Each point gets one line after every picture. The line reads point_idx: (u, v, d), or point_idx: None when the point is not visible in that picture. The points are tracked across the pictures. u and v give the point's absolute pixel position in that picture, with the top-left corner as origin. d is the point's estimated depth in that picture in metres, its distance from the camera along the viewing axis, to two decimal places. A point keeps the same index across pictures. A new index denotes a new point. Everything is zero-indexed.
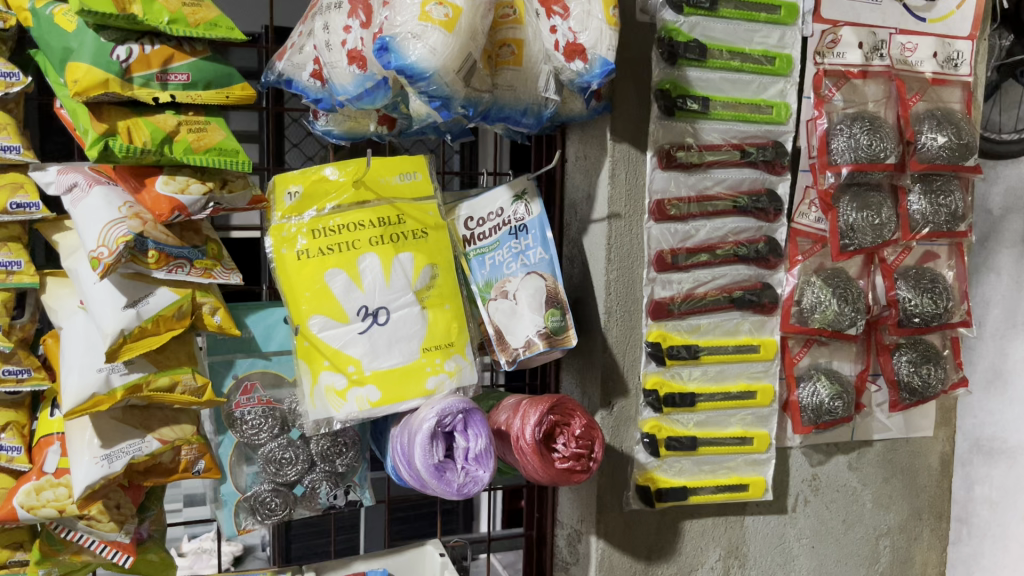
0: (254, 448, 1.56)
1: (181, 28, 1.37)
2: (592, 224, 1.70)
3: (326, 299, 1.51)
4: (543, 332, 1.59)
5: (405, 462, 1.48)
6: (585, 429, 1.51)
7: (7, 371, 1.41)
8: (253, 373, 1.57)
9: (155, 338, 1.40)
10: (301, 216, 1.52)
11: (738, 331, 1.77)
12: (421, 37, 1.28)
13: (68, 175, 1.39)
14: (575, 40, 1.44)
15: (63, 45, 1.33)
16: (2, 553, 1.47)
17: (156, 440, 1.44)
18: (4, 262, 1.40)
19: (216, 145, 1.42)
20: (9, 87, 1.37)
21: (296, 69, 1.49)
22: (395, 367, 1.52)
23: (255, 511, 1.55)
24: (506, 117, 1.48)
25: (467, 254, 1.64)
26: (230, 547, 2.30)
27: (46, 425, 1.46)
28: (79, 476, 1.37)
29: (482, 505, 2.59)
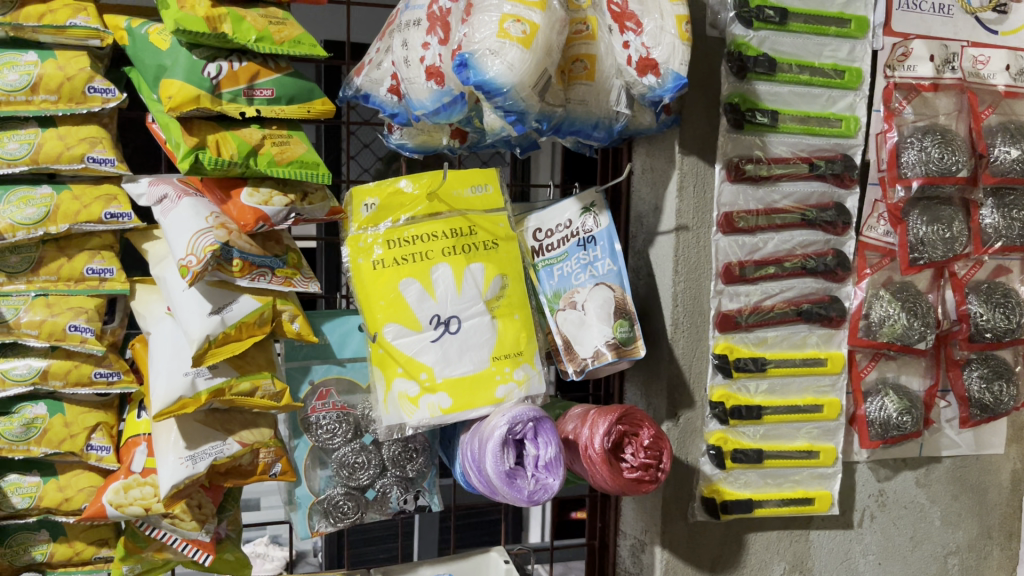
0: (328, 452, 1.60)
1: (268, 46, 1.42)
2: (659, 236, 1.72)
3: (400, 308, 1.55)
4: (612, 342, 1.61)
5: (476, 468, 1.51)
6: (653, 440, 1.52)
7: (99, 374, 1.47)
8: (329, 379, 1.62)
9: (238, 344, 1.45)
10: (377, 228, 1.56)
11: (806, 343, 1.77)
12: (500, 52, 1.32)
13: (159, 186, 1.45)
14: (647, 56, 1.45)
15: (157, 63, 1.39)
16: (88, 550, 1.53)
17: (237, 443, 1.49)
18: (97, 270, 1.47)
19: (298, 158, 1.47)
20: (106, 102, 1.43)
21: (374, 84, 1.54)
22: (466, 375, 1.55)
23: (328, 514, 1.58)
24: (577, 131, 1.52)
25: (536, 266, 1.67)
26: (282, 551, 2.35)
27: (133, 426, 1.52)
28: (165, 476, 1.42)
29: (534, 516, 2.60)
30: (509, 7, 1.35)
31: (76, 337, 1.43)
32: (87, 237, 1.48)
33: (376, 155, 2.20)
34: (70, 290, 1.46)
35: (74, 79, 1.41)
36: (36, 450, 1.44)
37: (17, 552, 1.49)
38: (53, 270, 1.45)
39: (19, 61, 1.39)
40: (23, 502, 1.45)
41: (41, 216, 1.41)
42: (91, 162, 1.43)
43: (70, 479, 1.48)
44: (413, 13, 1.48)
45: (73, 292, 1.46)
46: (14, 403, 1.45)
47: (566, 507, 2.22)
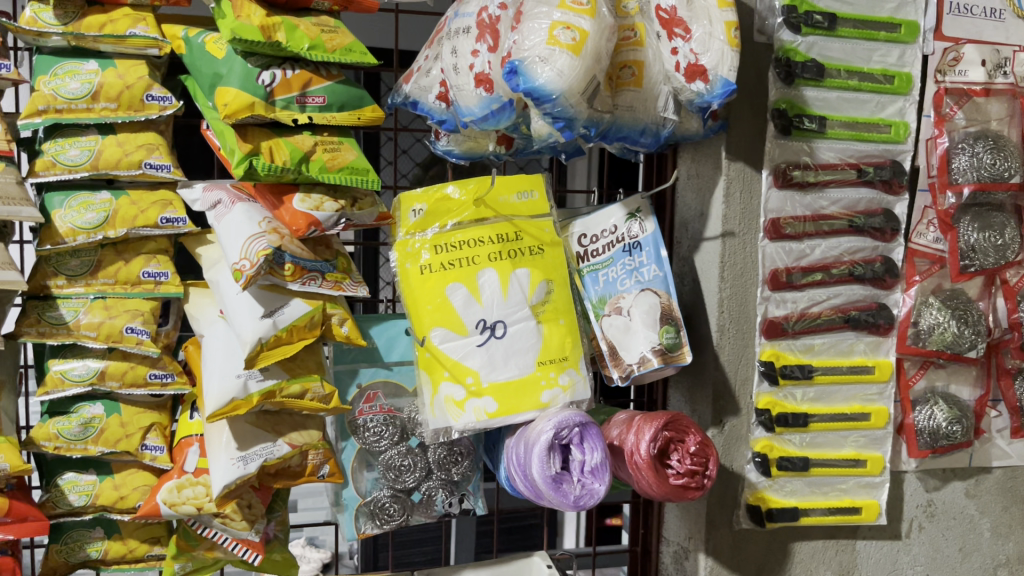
0: (375, 454, 1.62)
1: (320, 54, 1.45)
2: (705, 242, 1.71)
3: (447, 312, 1.56)
4: (658, 348, 1.60)
5: (521, 472, 1.52)
6: (699, 447, 1.52)
7: (154, 375, 1.51)
8: (375, 382, 1.65)
9: (289, 346, 1.48)
10: (424, 233, 1.58)
11: (853, 351, 1.75)
12: (549, 60, 1.33)
13: (213, 192, 1.48)
14: (696, 62, 1.45)
15: (213, 71, 1.43)
16: (141, 548, 1.56)
17: (286, 444, 1.51)
18: (153, 273, 1.50)
19: (348, 165, 1.49)
20: (162, 110, 1.47)
21: (422, 91, 1.56)
22: (511, 380, 1.56)
23: (375, 516, 1.60)
24: (624, 137, 1.51)
25: (581, 271, 1.68)
26: (319, 553, 2.28)
27: (186, 426, 1.55)
28: (217, 476, 1.45)
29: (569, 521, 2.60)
30: (559, 14, 1.36)
31: (132, 339, 1.47)
32: (143, 241, 1.51)
33: (417, 160, 2.21)
34: (127, 293, 1.49)
35: (133, 87, 1.44)
36: (93, 449, 1.48)
37: (73, 549, 1.52)
38: (111, 273, 1.48)
39: (80, 70, 1.43)
40: (80, 500, 1.49)
41: (100, 221, 1.45)
42: (148, 168, 1.46)
43: (125, 478, 1.51)
44: (462, 21, 1.49)
45: (130, 295, 1.49)
46: (73, 403, 1.49)
47: (602, 514, 2.20)
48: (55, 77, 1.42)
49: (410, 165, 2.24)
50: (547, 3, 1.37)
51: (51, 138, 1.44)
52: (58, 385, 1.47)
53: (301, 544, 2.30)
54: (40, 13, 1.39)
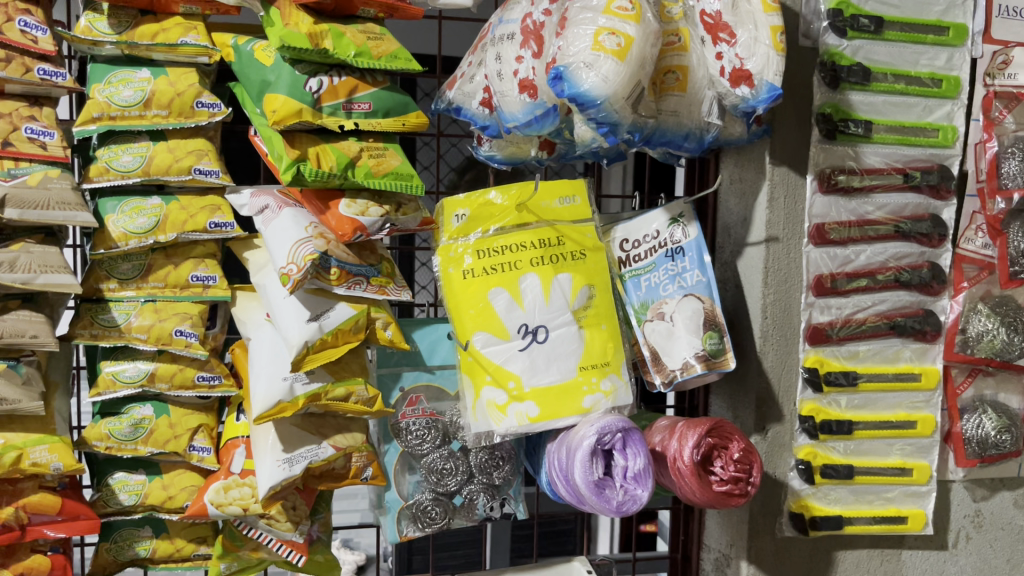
0: (417, 457, 1.63)
1: (366, 61, 1.46)
2: (748, 247, 1.71)
3: (489, 317, 1.57)
4: (701, 355, 1.60)
5: (563, 477, 1.52)
6: (744, 453, 1.51)
7: (202, 377, 1.53)
8: (418, 386, 1.66)
9: (334, 350, 1.50)
10: (467, 238, 1.59)
11: (899, 358, 1.73)
12: (594, 65, 1.33)
13: (260, 198, 1.52)
14: (741, 67, 1.45)
15: (261, 78, 1.45)
16: (188, 548, 1.58)
17: (331, 446, 1.53)
18: (202, 277, 1.52)
19: (393, 170, 1.50)
20: (212, 117, 1.49)
21: (466, 97, 1.57)
22: (553, 385, 1.56)
23: (417, 519, 1.61)
24: (668, 142, 1.51)
25: (623, 276, 1.67)
26: (353, 556, 2.26)
27: (232, 428, 1.58)
28: (264, 477, 1.47)
29: (601, 527, 2.60)
30: (604, 20, 1.36)
31: (182, 342, 1.49)
32: (192, 245, 1.54)
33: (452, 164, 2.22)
34: (176, 296, 1.51)
35: (184, 94, 1.47)
36: (142, 449, 1.51)
37: (122, 548, 1.55)
38: (160, 277, 1.51)
39: (133, 78, 1.46)
40: (130, 499, 1.51)
41: (151, 225, 1.48)
42: (198, 173, 1.49)
43: (173, 479, 1.54)
44: (506, 27, 1.50)
45: (179, 298, 1.51)
46: (123, 404, 1.52)
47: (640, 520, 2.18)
48: (109, 85, 1.45)
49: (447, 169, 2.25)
50: (592, 9, 1.38)
51: (104, 144, 1.47)
52: (109, 386, 1.49)
53: (335, 545, 2.29)
54: (94, 22, 1.42)
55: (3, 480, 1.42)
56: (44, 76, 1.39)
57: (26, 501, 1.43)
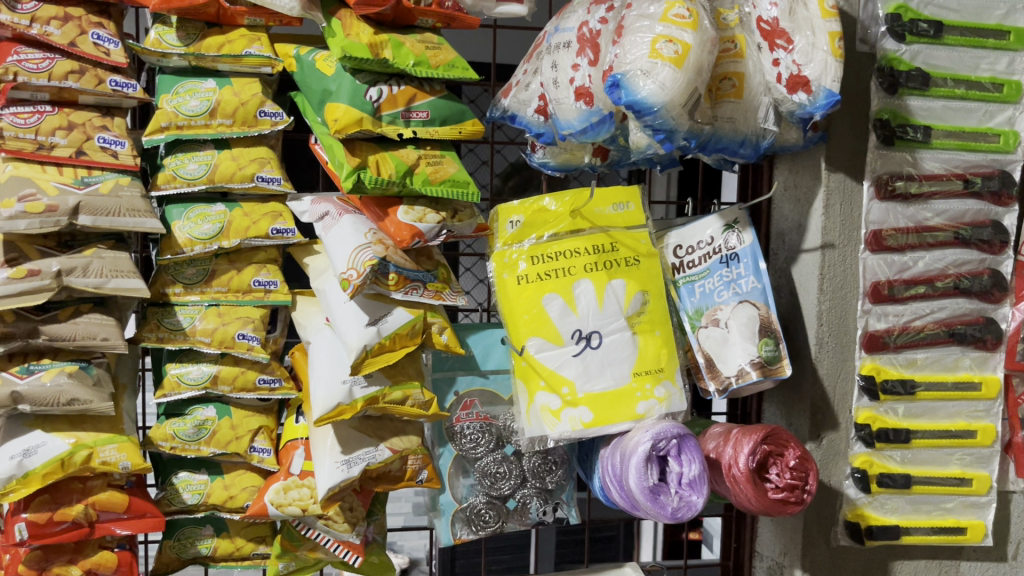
0: (471, 461, 1.65)
1: (424, 70, 1.49)
2: (803, 254, 1.70)
3: (543, 322, 1.58)
4: (756, 361, 1.60)
5: (617, 482, 1.53)
6: (800, 461, 1.50)
7: (262, 380, 1.57)
8: (472, 390, 1.68)
9: (391, 354, 1.52)
10: (521, 244, 1.60)
11: (958, 366, 1.70)
12: (651, 73, 1.34)
13: (321, 205, 1.55)
14: (799, 73, 1.44)
15: (323, 87, 1.48)
16: (248, 546, 1.62)
17: (388, 449, 1.55)
18: (263, 282, 1.56)
19: (450, 178, 1.53)
20: (274, 125, 1.53)
21: (521, 105, 1.59)
22: (607, 390, 1.57)
23: (470, 522, 1.63)
24: (724, 148, 1.51)
25: (677, 282, 1.67)
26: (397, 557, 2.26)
27: (292, 430, 1.61)
28: (323, 478, 1.50)
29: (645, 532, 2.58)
30: (662, 28, 1.37)
31: (244, 345, 1.53)
32: (254, 251, 1.58)
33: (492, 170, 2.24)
34: (239, 300, 1.55)
35: (248, 104, 1.51)
36: (206, 450, 1.55)
37: (185, 546, 1.59)
38: (224, 282, 1.55)
39: (200, 88, 1.50)
40: (193, 498, 1.55)
41: (216, 231, 1.52)
42: (261, 181, 1.53)
43: (234, 479, 1.58)
44: (562, 36, 1.51)
45: (242, 302, 1.55)
46: (187, 405, 1.56)
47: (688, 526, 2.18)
48: (177, 96, 1.49)
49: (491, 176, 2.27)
50: (649, 17, 1.39)
51: (171, 153, 1.51)
52: (174, 388, 1.53)
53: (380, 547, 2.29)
54: (163, 35, 1.47)
55: (74, 478, 1.47)
56: (115, 87, 1.43)
57: (95, 499, 1.47)
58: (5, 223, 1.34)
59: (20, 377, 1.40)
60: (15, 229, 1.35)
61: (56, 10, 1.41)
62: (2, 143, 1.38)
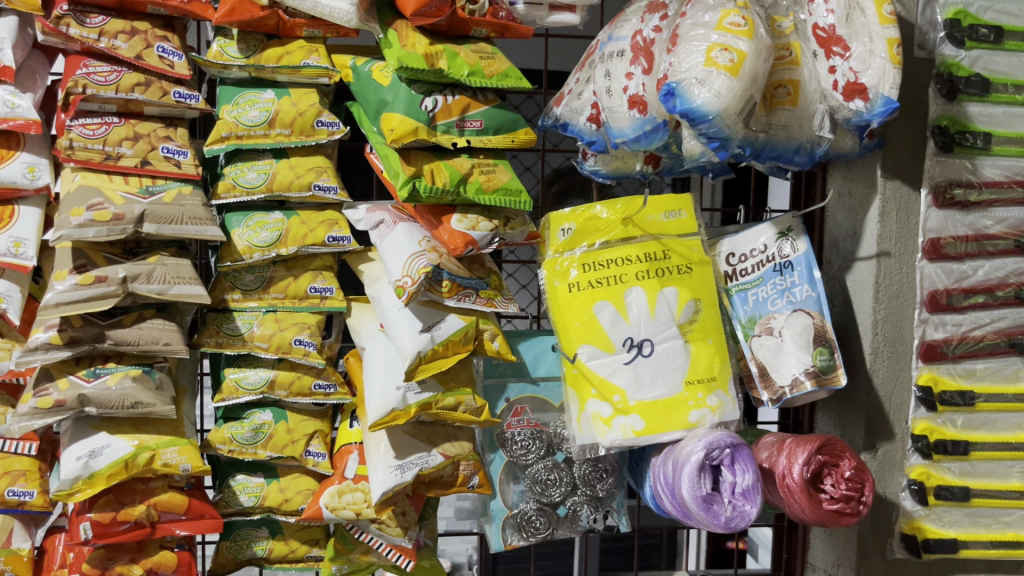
0: (522, 467, 1.66)
1: (479, 79, 1.51)
2: (858, 262, 1.68)
3: (595, 330, 1.58)
4: (811, 371, 1.58)
5: (669, 492, 1.53)
6: (855, 472, 1.49)
7: (318, 386, 1.59)
8: (523, 397, 1.68)
9: (444, 360, 1.53)
10: (573, 251, 1.61)
11: (1019, 377, 1.67)
12: (706, 81, 1.34)
13: (376, 213, 1.58)
14: (856, 80, 1.43)
15: (379, 97, 1.51)
16: (302, 548, 1.64)
17: (440, 454, 1.57)
18: (320, 289, 1.59)
19: (502, 186, 1.54)
20: (331, 135, 1.56)
21: (574, 113, 1.60)
22: (659, 399, 1.56)
23: (522, 528, 1.63)
24: (778, 156, 1.50)
25: (730, 290, 1.66)
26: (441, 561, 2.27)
27: (346, 434, 1.64)
28: (377, 483, 1.52)
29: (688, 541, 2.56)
30: (717, 36, 1.37)
31: (300, 350, 1.56)
32: (311, 258, 1.60)
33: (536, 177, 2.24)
34: (296, 307, 1.58)
35: (305, 113, 1.54)
36: (262, 453, 1.57)
37: (241, 547, 1.62)
38: (281, 289, 1.58)
39: (259, 99, 1.53)
40: (250, 501, 1.58)
41: (274, 239, 1.55)
42: (318, 190, 1.56)
43: (289, 482, 1.60)
44: (616, 44, 1.52)
45: (298, 309, 1.58)
46: (245, 409, 1.59)
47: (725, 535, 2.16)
48: (237, 106, 1.52)
49: (536, 182, 2.27)
50: (704, 25, 1.39)
51: (232, 162, 1.55)
52: (232, 392, 1.56)
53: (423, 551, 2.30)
54: (225, 47, 1.50)
55: (136, 479, 1.51)
56: (179, 99, 1.47)
57: (156, 500, 1.51)
58: (75, 231, 1.39)
59: (86, 380, 1.44)
60: (84, 236, 1.40)
61: (122, 25, 1.45)
62: (71, 154, 1.43)
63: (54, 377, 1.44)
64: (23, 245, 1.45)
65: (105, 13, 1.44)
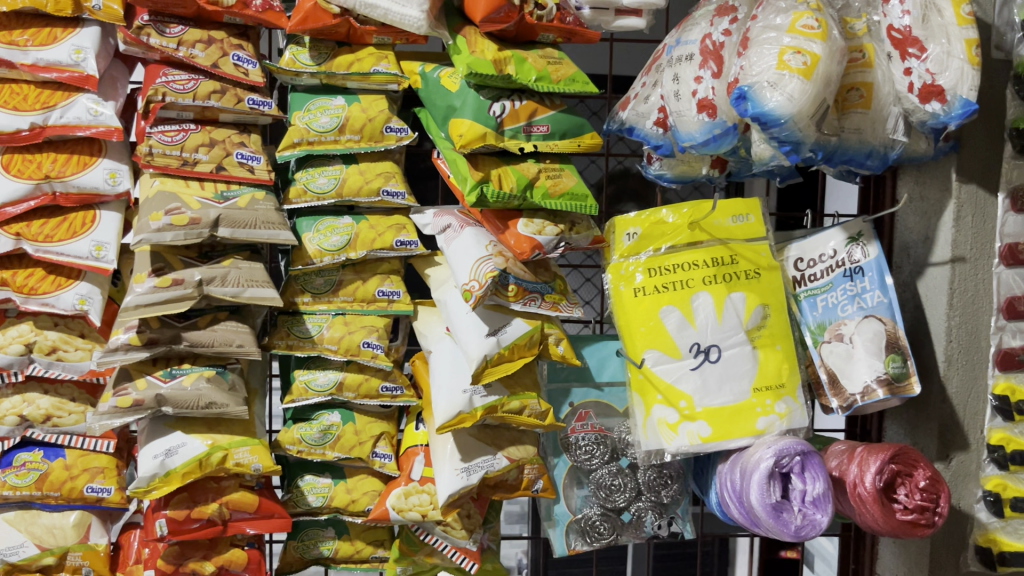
0: (586, 472, 1.66)
1: (546, 85, 1.51)
2: (930, 268, 1.64)
3: (661, 335, 1.57)
4: (883, 378, 1.55)
5: (737, 499, 1.51)
6: (930, 482, 1.45)
7: (386, 388, 1.61)
8: (587, 402, 1.68)
9: (510, 364, 1.54)
10: (638, 256, 1.59)
11: None
12: (779, 85, 1.33)
13: (443, 218, 1.60)
14: (932, 82, 1.40)
15: (447, 103, 1.52)
16: (367, 549, 1.66)
17: (505, 457, 1.58)
18: (387, 292, 1.61)
19: (568, 191, 1.54)
20: (400, 140, 1.58)
21: (640, 117, 1.59)
22: (726, 405, 1.55)
23: (585, 534, 1.63)
24: (849, 160, 1.48)
25: (798, 296, 1.64)
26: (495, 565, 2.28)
27: (412, 436, 1.66)
28: (443, 485, 1.53)
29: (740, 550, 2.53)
30: (789, 39, 1.35)
31: (369, 353, 1.58)
32: (379, 262, 1.63)
33: (595, 179, 2.23)
34: (364, 310, 1.60)
35: (375, 120, 1.56)
36: (330, 454, 1.59)
37: (308, 546, 1.65)
38: (350, 292, 1.60)
39: (330, 105, 1.56)
40: (317, 501, 1.60)
41: (344, 243, 1.57)
42: (386, 195, 1.58)
43: (357, 483, 1.62)
44: (685, 48, 1.51)
45: (367, 312, 1.60)
46: (314, 410, 1.62)
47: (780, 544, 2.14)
48: (308, 112, 1.55)
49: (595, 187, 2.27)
50: (776, 29, 1.38)
51: (303, 168, 1.58)
52: (302, 394, 1.59)
53: None
54: (297, 55, 1.53)
55: (209, 478, 1.54)
56: (253, 105, 1.50)
57: (228, 499, 1.53)
58: (154, 235, 1.43)
59: (163, 380, 1.48)
60: (162, 240, 1.43)
61: (200, 34, 1.48)
62: (150, 160, 1.47)
63: (133, 377, 1.48)
64: (104, 249, 1.49)
65: (184, 22, 1.48)
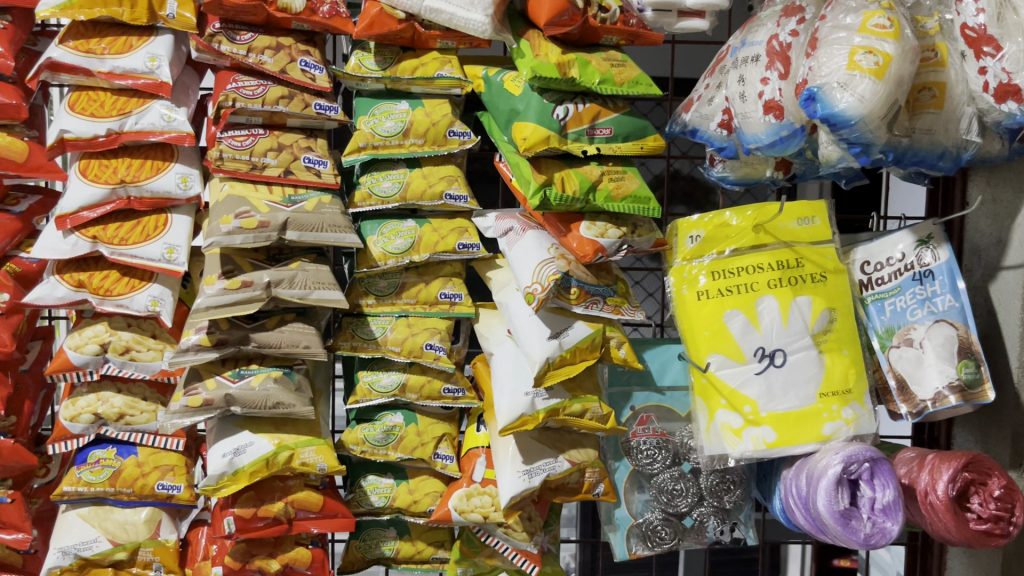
0: (647, 476, 1.65)
1: (610, 87, 1.51)
2: (1003, 271, 1.61)
3: (725, 338, 1.55)
4: (955, 385, 1.52)
5: (802, 505, 1.50)
6: (1005, 491, 1.42)
7: (447, 390, 1.62)
8: (649, 406, 1.67)
9: (572, 367, 1.54)
10: (702, 259, 1.58)
11: None
12: (849, 85, 1.31)
13: (505, 220, 1.61)
14: (1009, 81, 1.35)
15: (510, 107, 1.53)
16: (428, 550, 1.67)
17: (567, 461, 1.57)
18: (450, 294, 1.62)
19: (631, 193, 1.54)
20: (463, 144, 1.59)
21: (703, 119, 1.58)
22: (791, 410, 1.53)
23: (646, 538, 1.62)
24: (921, 161, 1.45)
25: (865, 300, 1.61)
26: None
27: (473, 438, 1.67)
28: (505, 487, 1.54)
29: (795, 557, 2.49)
30: (860, 39, 1.33)
31: (431, 355, 1.59)
32: (441, 264, 1.64)
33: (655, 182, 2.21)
34: (426, 312, 1.61)
35: (438, 124, 1.58)
36: (393, 455, 1.61)
37: (370, 546, 1.66)
38: (413, 294, 1.61)
39: (394, 110, 1.57)
40: (380, 501, 1.62)
41: (407, 246, 1.59)
42: (449, 199, 1.59)
43: (418, 484, 1.64)
44: (751, 50, 1.49)
45: (429, 314, 1.61)
46: (377, 411, 1.64)
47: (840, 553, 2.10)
48: (373, 117, 1.57)
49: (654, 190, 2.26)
50: (846, 28, 1.36)
51: (367, 172, 1.60)
52: (366, 394, 1.61)
53: None
54: (363, 60, 1.55)
55: (275, 477, 1.56)
56: (320, 110, 1.52)
57: (294, 498, 1.55)
58: (224, 238, 1.46)
59: (232, 380, 1.51)
60: (232, 243, 1.46)
61: (269, 41, 1.51)
62: (221, 164, 1.50)
63: (203, 377, 1.51)
64: (176, 251, 1.53)
65: (254, 29, 1.51)
